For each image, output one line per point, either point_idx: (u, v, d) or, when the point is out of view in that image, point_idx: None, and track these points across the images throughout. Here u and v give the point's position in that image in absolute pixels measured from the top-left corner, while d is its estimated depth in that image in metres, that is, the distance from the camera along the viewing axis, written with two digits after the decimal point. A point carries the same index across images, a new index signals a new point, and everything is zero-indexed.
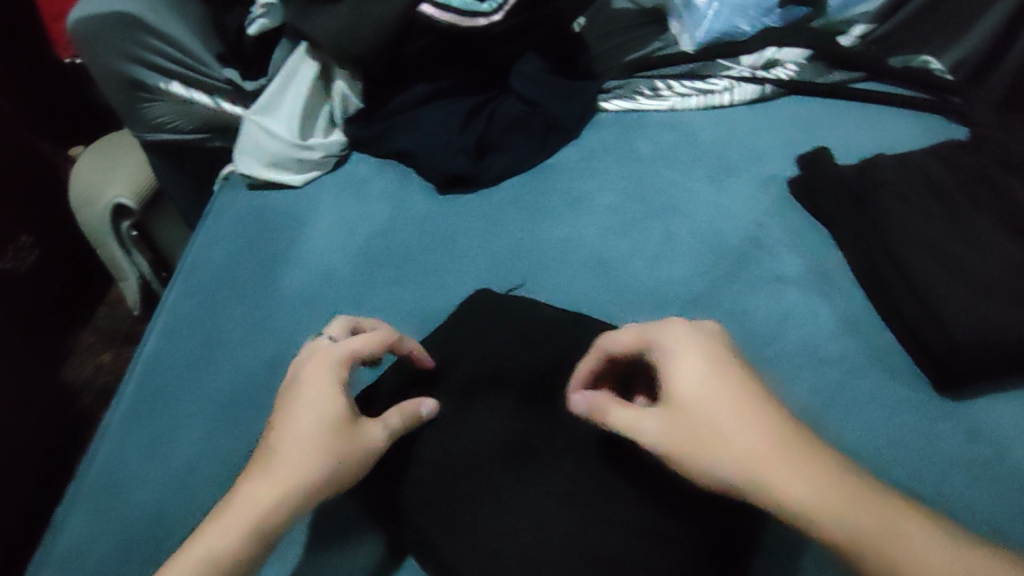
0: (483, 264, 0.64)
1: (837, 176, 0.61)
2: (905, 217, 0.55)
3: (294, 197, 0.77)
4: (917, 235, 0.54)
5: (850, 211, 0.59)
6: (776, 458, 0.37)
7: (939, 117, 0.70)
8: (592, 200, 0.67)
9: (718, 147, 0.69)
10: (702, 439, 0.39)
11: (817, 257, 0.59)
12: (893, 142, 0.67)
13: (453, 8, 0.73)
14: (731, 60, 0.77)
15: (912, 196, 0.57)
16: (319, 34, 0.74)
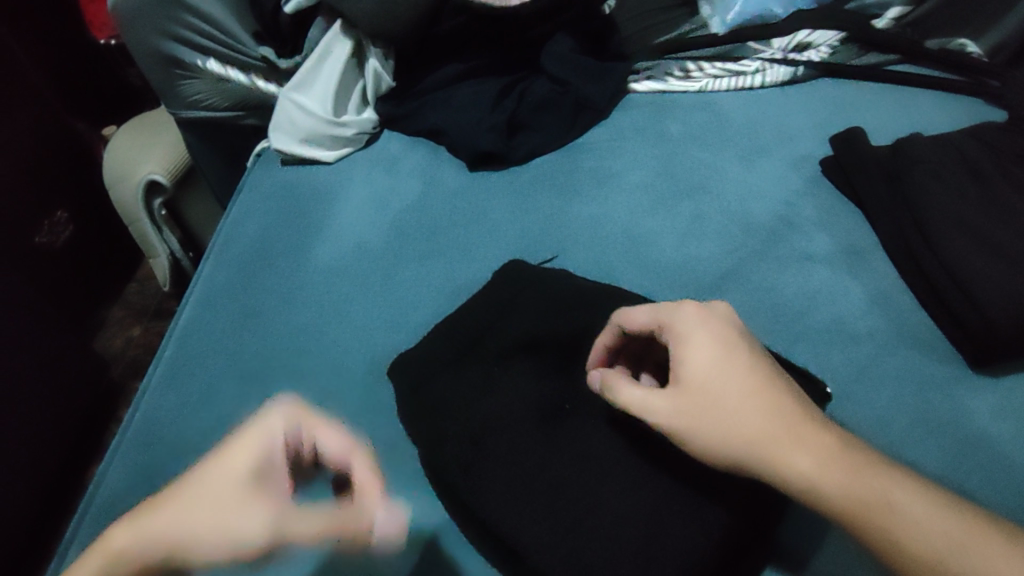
0: (513, 240, 0.65)
1: (870, 156, 0.61)
2: (941, 197, 0.55)
3: (326, 173, 0.79)
4: (954, 214, 0.54)
5: (883, 189, 0.59)
6: (783, 435, 0.38)
7: (976, 100, 0.70)
8: (621, 178, 0.67)
9: (750, 128, 0.69)
10: (718, 420, 0.39)
11: (849, 236, 0.59)
12: (927, 123, 0.67)
13: None
14: (762, 44, 0.77)
15: (949, 176, 0.56)
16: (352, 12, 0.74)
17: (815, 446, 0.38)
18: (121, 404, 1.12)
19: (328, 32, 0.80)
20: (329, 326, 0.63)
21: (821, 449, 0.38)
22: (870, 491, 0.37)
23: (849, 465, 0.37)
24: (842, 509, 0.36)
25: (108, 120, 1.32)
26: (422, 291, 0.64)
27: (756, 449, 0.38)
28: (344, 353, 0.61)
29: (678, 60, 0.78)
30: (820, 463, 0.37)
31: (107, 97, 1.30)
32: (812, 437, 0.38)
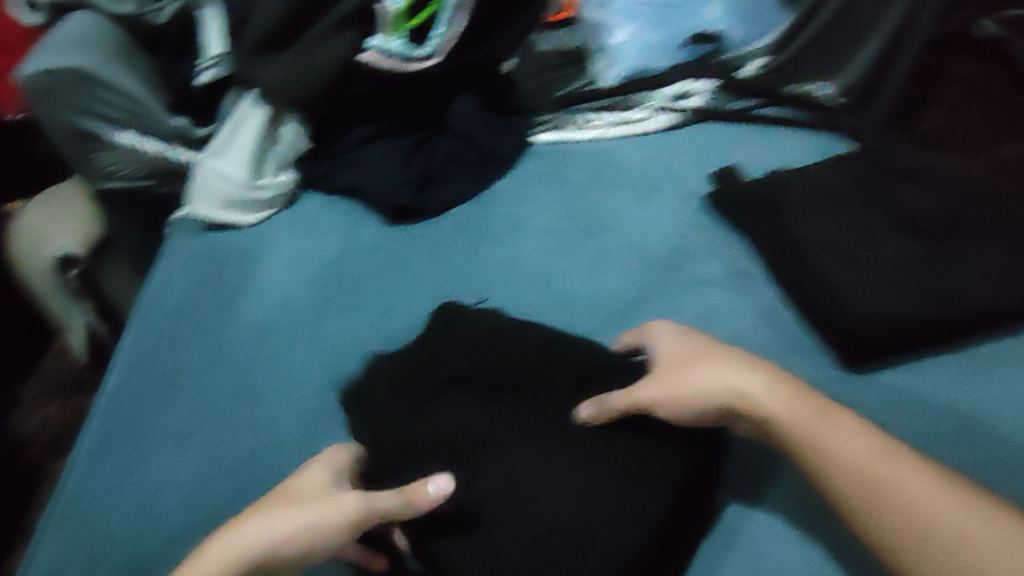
0: (434, 285, 0.69)
1: (743, 189, 0.69)
2: (809, 220, 0.64)
3: (247, 235, 0.80)
4: (820, 234, 0.63)
5: (762, 217, 0.66)
6: (735, 379, 0.47)
7: (832, 135, 0.79)
8: (529, 223, 0.73)
9: (642, 169, 0.76)
10: (684, 387, 0.48)
11: (733, 260, 0.65)
12: (792, 156, 0.76)
13: (392, 55, 0.81)
14: (648, 95, 0.86)
15: (808, 202, 0.65)
16: (267, 79, 0.81)
17: (760, 381, 0.46)
18: (38, 489, 1.05)
19: (243, 104, 0.85)
20: (259, 381, 0.64)
21: (781, 398, 0.45)
22: (823, 430, 0.43)
23: (803, 410, 0.44)
24: (788, 429, 0.44)
25: (19, 196, 1.29)
26: (348, 342, 0.66)
27: (726, 395, 0.46)
28: (275, 407, 0.62)
29: (573, 114, 0.86)
30: (777, 406, 0.45)
31: (18, 173, 1.28)
32: (776, 389, 0.46)
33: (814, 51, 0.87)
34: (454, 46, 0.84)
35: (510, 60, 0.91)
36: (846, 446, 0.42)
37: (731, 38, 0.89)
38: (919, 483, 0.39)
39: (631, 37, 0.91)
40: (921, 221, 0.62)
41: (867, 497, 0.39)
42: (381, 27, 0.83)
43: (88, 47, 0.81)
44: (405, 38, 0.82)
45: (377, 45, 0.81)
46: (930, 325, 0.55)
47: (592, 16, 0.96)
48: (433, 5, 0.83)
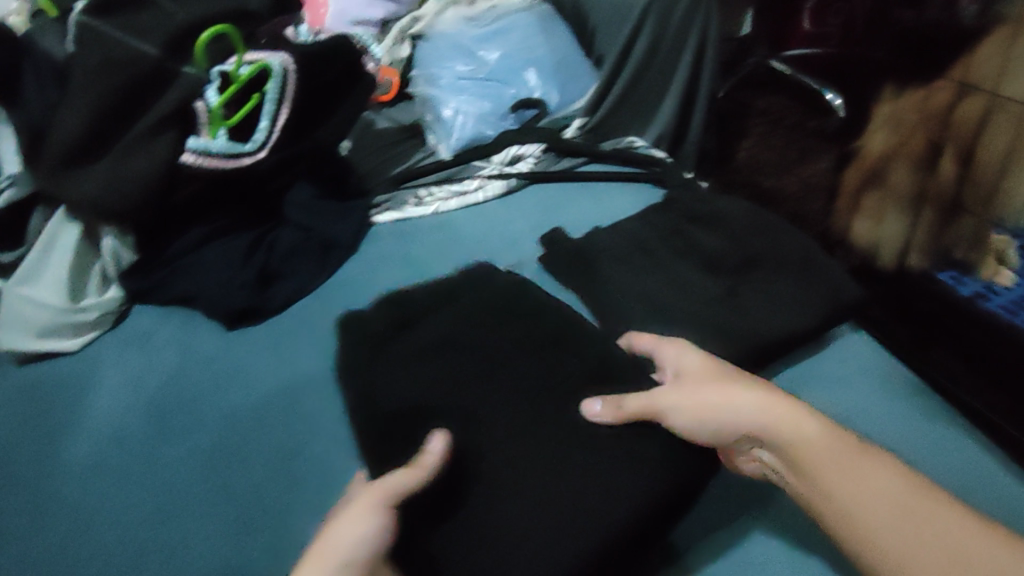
0: (279, 392, 0.67)
1: (566, 249, 0.72)
2: (623, 275, 0.68)
3: (72, 363, 0.74)
4: (634, 289, 0.67)
5: (581, 277, 0.70)
6: (774, 416, 0.51)
7: (647, 186, 0.86)
8: (372, 311, 0.73)
9: (481, 240, 0.79)
10: (709, 411, 0.52)
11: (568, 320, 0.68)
12: (614, 211, 0.82)
13: (214, 154, 0.78)
14: (483, 161, 0.90)
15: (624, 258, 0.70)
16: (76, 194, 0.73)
17: (784, 414, 0.51)
18: None
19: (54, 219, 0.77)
20: (87, 531, 0.59)
21: (820, 425, 0.50)
22: (859, 464, 0.47)
23: (840, 443, 0.48)
24: (816, 463, 0.47)
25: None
26: (190, 470, 0.62)
27: (759, 419, 0.51)
28: (108, 559, 0.57)
29: (411, 191, 0.87)
30: (813, 436, 0.49)
31: None
32: (811, 416, 0.50)
33: (623, 108, 0.95)
34: (283, 136, 0.84)
35: (345, 143, 0.94)
36: (857, 491, 0.45)
37: (550, 102, 0.95)
38: (913, 518, 0.43)
39: (458, 109, 0.96)
40: (726, 262, 0.68)
41: (879, 532, 0.43)
42: (199, 122, 0.79)
43: None
44: (225, 133, 0.80)
45: (197, 147, 0.78)
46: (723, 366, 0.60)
47: (416, 91, 1.03)
48: (253, 98, 0.82)
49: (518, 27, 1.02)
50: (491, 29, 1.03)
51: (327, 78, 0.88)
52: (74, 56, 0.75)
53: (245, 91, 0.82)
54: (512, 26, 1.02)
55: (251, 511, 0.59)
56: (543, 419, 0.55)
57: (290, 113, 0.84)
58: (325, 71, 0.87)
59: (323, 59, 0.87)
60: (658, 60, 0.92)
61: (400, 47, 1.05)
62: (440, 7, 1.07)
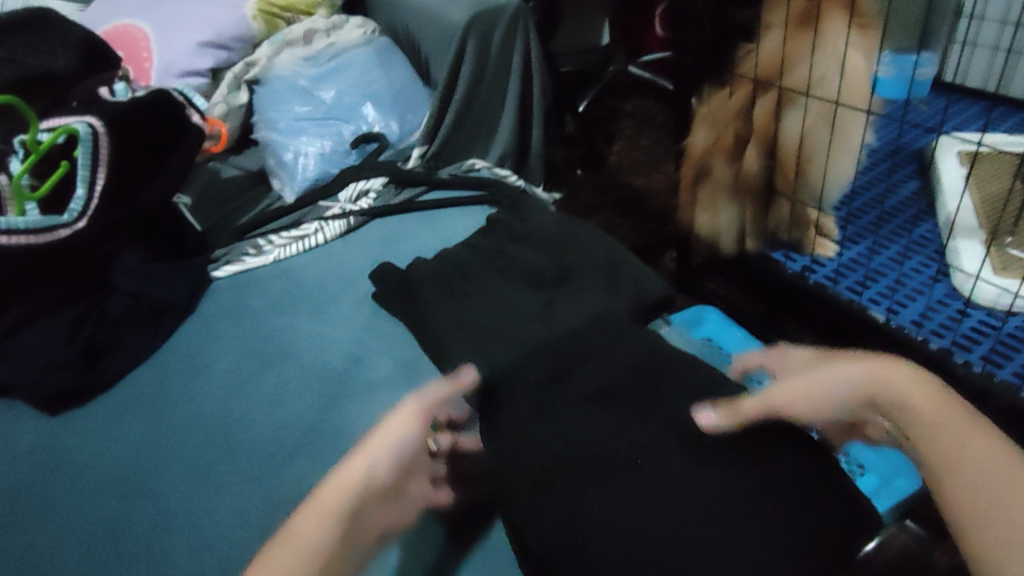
0: (106, 469, 0.64)
1: (390, 276, 0.75)
2: (444, 303, 0.71)
3: None
4: (452, 313, 0.70)
5: (403, 303, 0.72)
6: (882, 378, 0.48)
7: (483, 206, 0.88)
8: (209, 368, 0.72)
9: (319, 282, 0.79)
10: (825, 387, 0.50)
11: (402, 352, 0.69)
12: (450, 235, 0.83)
13: (24, 230, 0.74)
14: (330, 201, 0.90)
15: (447, 287, 0.72)
16: None
17: (923, 391, 0.47)
18: None
19: None
20: None
21: (927, 395, 0.47)
22: (933, 436, 0.45)
23: (943, 419, 0.46)
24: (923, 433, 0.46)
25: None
26: (23, 545, 0.59)
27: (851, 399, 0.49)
28: None
29: (251, 240, 0.86)
30: (920, 400, 0.47)
31: None
32: (902, 379, 0.48)
33: (460, 132, 0.97)
34: (103, 201, 0.80)
35: (183, 197, 0.91)
36: (966, 457, 0.43)
37: (391, 133, 0.96)
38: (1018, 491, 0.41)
39: (299, 151, 0.95)
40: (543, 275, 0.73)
41: (973, 525, 0.41)
42: (2, 199, 0.75)
43: None
44: (34, 208, 0.76)
45: (2, 225, 0.73)
46: (560, 361, 0.61)
47: (260, 135, 1.01)
48: (64, 165, 0.78)
49: (356, 62, 1.01)
50: (328, 68, 1.02)
51: (148, 131, 0.85)
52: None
53: (51, 157, 0.78)
54: (349, 61, 1.02)
55: (126, 516, 0.60)
56: (553, 371, 0.61)
57: (109, 174, 0.81)
58: (147, 123, 0.85)
59: (146, 111, 0.85)
60: (485, 84, 0.95)
61: (237, 94, 1.03)
62: (274, 49, 1.04)
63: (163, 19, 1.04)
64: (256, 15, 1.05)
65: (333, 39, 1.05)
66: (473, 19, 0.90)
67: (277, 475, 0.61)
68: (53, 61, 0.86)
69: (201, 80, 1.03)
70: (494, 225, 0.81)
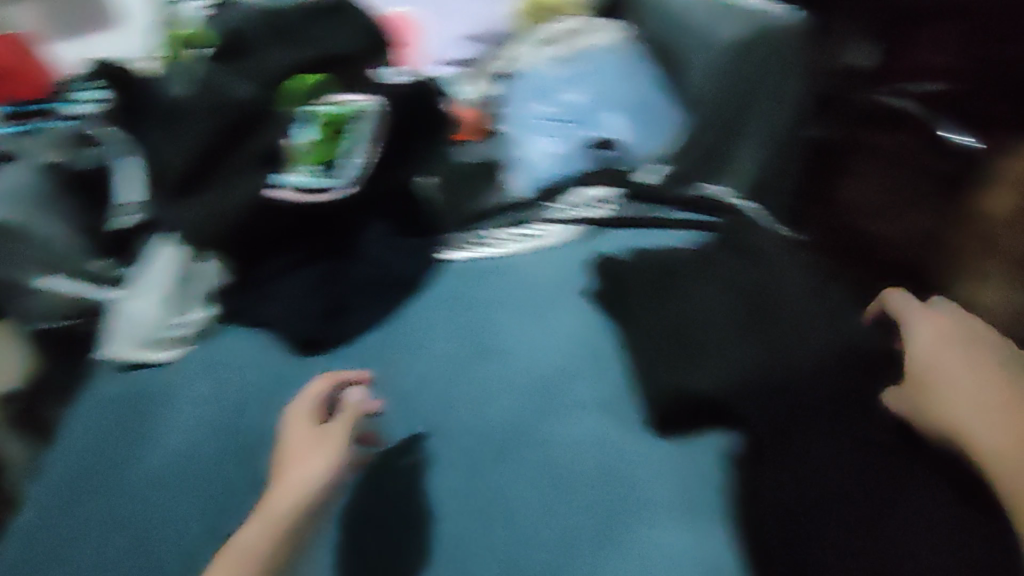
0: (335, 422, 0.71)
1: (608, 277, 0.83)
2: (647, 332, 0.76)
3: (163, 370, 0.80)
4: (650, 341, 0.76)
5: (620, 316, 0.79)
6: (961, 377, 0.63)
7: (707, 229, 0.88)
8: (435, 349, 0.80)
9: (540, 291, 0.85)
10: (983, 425, 0.58)
11: (607, 383, 0.74)
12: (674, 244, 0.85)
13: (298, 188, 0.84)
14: (555, 203, 0.94)
15: (650, 314, 0.78)
16: (184, 224, 0.84)
17: (996, 396, 0.60)
18: None
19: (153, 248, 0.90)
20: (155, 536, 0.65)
21: (994, 397, 0.60)
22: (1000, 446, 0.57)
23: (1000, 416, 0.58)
24: (957, 429, 0.60)
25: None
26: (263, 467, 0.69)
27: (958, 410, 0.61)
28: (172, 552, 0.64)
29: (482, 231, 0.92)
30: (989, 408, 0.59)
31: None
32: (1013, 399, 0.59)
33: (707, 161, 0.98)
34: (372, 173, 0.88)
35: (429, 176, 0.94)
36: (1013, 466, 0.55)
37: (627, 147, 0.99)
38: None
39: (539, 149, 0.99)
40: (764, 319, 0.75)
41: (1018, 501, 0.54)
42: (287, 157, 0.86)
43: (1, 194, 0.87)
44: (310, 169, 0.85)
45: (282, 181, 0.85)
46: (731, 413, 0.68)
47: (505, 126, 1.02)
48: (343, 136, 0.87)
49: (602, 70, 1.08)
50: (576, 75, 1.07)
51: (413, 118, 0.92)
52: (187, 103, 0.86)
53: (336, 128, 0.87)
54: (597, 69, 1.08)
55: None
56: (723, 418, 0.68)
57: (374, 150, 0.87)
58: (416, 109, 0.93)
59: (414, 97, 0.92)
60: (742, 115, 0.98)
61: (489, 84, 1.07)
62: (528, 47, 1.11)
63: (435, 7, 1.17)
64: (519, 14, 1.14)
65: (580, 44, 1.11)
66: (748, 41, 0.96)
67: (491, 468, 0.67)
68: (345, 41, 0.95)
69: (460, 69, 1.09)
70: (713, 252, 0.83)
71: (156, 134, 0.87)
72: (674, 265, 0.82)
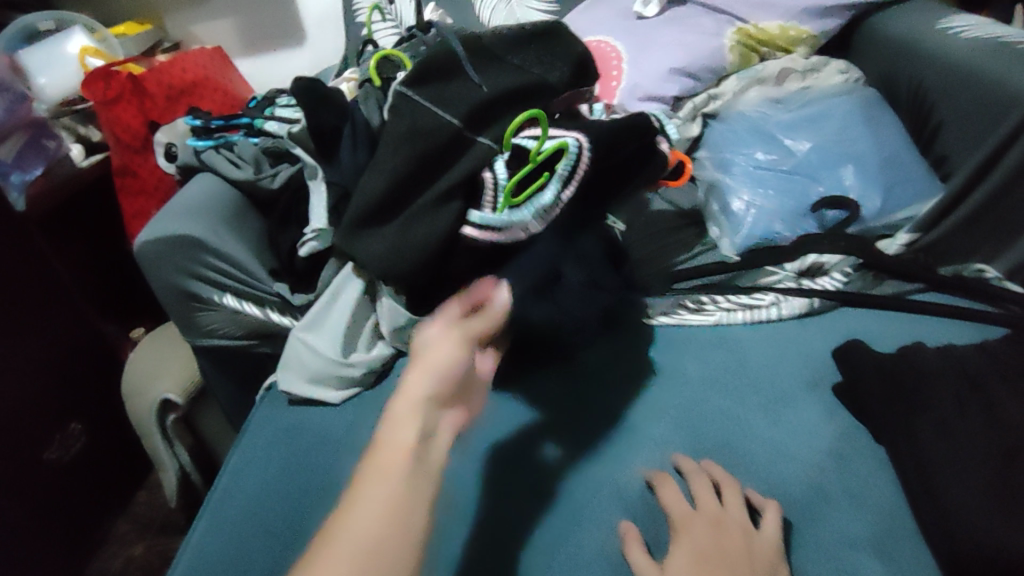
0: (514, 529, 0.59)
1: (873, 365, 0.64)
2: (939, 445, 0.56)
3: (333, 414, 0.78)
4: (956, 461, 0.55)
5: (891, 415, 0.60)
6: None
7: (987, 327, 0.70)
8: (640, 432, 0.66)
9: (771, 372, 0.70)
10: None
11: (877, 508, 0.57)
12: (943, 336, 0.70)
13: (492, 226, 0.68)
14: (776, 267, 0.79)
15: (947, 422, 0.57)
16: (365, 257, 0.70)
17: None
18: None
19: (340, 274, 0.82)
20: None
21: None
22: None
23: None
24: None
25: (126, 314, 1.59)
26: None
27: None
28: None
29: (690, 291, 0.80)
30: None
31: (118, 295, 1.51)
32: None
33: (972, 228, 0.78)
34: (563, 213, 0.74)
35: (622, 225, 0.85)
36: None
37: (870, 205, 0.81)
38: None
39: (750, 203, 0.84)
40: None
41: None
42: (484, 190, 0.70)
43: (200, 215, 0.88)
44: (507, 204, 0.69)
45: (479, 218, 0.68)
46: None
47: (701, 171, 0.93)
48: (543, 176, 0.71)
49: (837, 113, 0.88)
50: (805, 115, 0.90)
51: (618, 155, 0.78)
52: (388, 126, 0.71)
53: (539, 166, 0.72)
54: (830, 112, 0.89)
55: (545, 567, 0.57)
56: None
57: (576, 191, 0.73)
58: (622, 148, 0.78)
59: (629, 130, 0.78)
60: None
61: (690, 125, 0.97)
62: (742, 84, 0.97)
63: (636, 36, 1.02)
64: (734, 47, 0.98)
65: (809, 83, 0.95)
66: None
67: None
68: (551, 72, 0.79)
69: (664, 107, 0.98)
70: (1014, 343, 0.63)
71: (351, 157, 0.80)
72: (981, 361, 0.61)
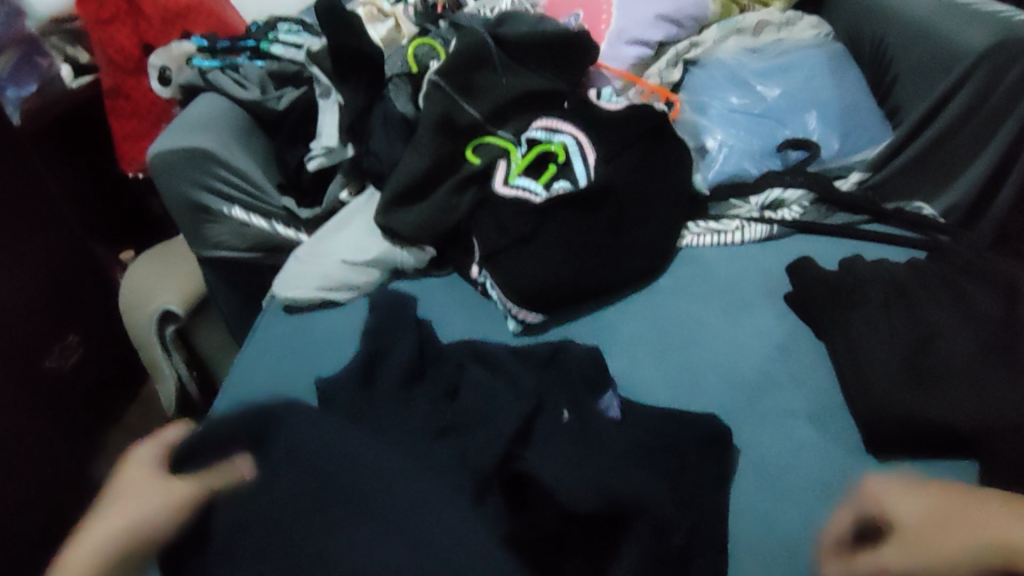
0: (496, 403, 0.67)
1: (821, 284, 0.74)
2: (870, 336, 0.67)
3: (339, 314, 0.86)
4: (871, 341, 0.66)
5: (833, 314, 0.71)
6: None
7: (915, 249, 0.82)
8: (622, 327, 0.78)
9: (733, 285, 0.81)
10: None
11: (817, 388, 0.68)
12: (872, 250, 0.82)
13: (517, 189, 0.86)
14: (741, 201, 0.90)
15: (881, 308, 0.69)
16: (403, 164, 0.86)
17: None
18: None
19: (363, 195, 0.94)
20: None
21: None
22: None
23: None
24: None
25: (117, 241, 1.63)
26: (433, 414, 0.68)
27: None
28: None
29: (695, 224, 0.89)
30: None
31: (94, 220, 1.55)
32: None
33: (916, 169, 0.88)
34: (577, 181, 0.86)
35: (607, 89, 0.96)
36: None
37: (827, 148, 0.90)
38: None
39: (724, 142, 0.92)
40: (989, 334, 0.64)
41: None
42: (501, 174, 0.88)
43: (212, 131, 0.93)
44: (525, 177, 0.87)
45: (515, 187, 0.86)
46: (952, 434, 0.58)
47: (684, 110, 0.99)
48: (553, 167, 0.88)
49: (806, 64, 0.97)
50: (776, 63, 0.98)
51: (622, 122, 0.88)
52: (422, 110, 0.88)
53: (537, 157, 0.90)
54: (800, 62, 0.97)
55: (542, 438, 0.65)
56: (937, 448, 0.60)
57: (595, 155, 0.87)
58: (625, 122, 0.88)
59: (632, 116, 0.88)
60: (976, 117, 0.82)
61: (673, 70, 1.04)
62: (722, 34, 1.05)
63: None
64: None
65: (783, 35, 1.03)
66: (989, 50, 0.78)
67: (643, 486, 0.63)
68: (560, 79, 0.96)
69: (645, 51, 1.06)
70: (933, 257, 0.75)
71: (368, 84, 0.93)
72: (914, 275, 0.72)
